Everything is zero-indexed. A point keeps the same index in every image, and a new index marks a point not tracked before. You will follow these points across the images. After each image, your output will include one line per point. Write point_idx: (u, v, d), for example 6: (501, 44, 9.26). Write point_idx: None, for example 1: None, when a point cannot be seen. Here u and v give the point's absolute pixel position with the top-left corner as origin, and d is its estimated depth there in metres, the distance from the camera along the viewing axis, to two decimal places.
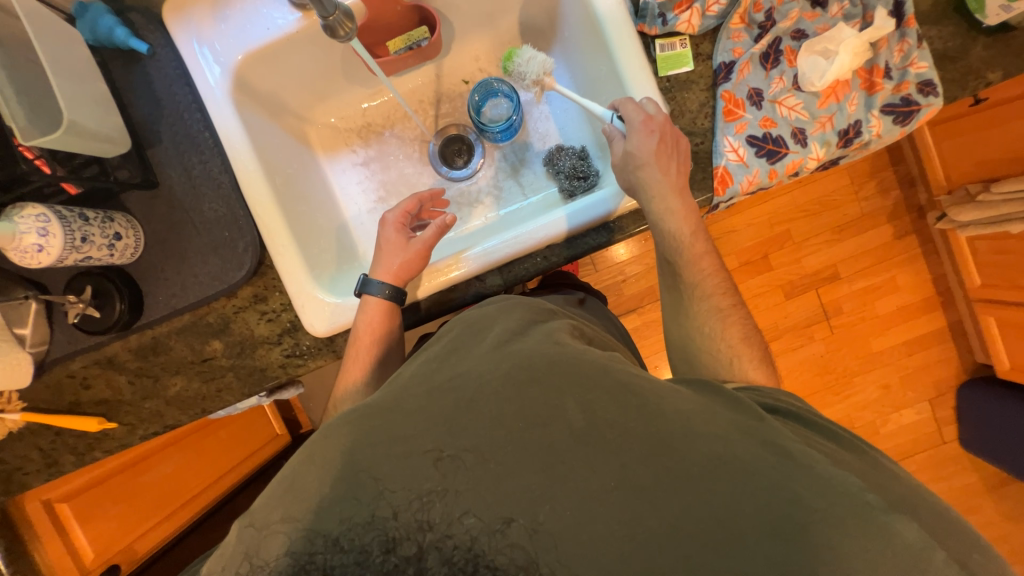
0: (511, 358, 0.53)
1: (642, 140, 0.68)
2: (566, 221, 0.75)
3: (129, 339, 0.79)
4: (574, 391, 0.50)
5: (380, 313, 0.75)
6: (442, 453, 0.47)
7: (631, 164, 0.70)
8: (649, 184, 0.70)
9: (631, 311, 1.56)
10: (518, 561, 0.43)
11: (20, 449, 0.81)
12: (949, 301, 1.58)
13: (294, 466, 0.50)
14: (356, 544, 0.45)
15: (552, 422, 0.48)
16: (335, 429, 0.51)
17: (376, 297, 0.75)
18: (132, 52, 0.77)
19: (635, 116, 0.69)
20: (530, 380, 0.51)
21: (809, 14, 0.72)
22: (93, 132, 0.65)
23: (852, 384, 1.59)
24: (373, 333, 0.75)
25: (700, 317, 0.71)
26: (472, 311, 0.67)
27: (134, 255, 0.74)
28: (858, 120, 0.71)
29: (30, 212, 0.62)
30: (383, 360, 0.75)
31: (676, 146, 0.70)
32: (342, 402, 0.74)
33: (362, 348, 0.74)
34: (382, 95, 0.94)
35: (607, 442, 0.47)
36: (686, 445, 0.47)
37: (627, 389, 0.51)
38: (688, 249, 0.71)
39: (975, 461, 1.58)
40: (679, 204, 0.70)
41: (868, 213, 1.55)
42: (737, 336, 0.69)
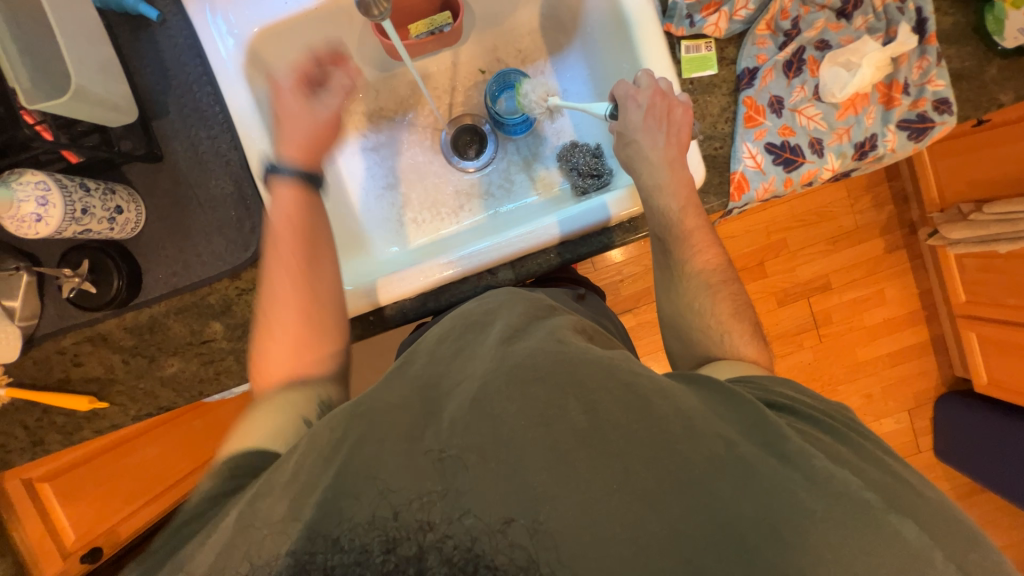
0: (512, 358, 0.53)
1: (631, 115, 0.71)
2: (579, 221, 0.73)
3: (126, 316, 0.76)
4: (574, 391, 0.50)
5: (295, 200, 0.69)
6: (443, 453, 0.47)
7: (623, 141, 0.73)
8: (639, 158, 0.72)
9: (627, 312, 1.57)
10: (518, 561, 0.42)
11: (3, 426, 0.78)
12: (934, 316, 1.62)
13: (298, 455, 0.50)
14: (356, 543, 0.43)
15: (555, 422, 0.47)
16: (343, 422, 0.51)
17: (284, 180, 0.70)
18: (141, 18, 0.73)
19: (624, 92, 0.72)
20: (532, 379, 0.50)
21: (834, 25, 0.73)
22: (99, 99, 0.62)
23: (837, 393, 1.62)
24: (293, 224, 0.68)
25: (690, 293, 0.71)
26: (471, 303, 0.67)
27: (133, 231, 0.72)
28: (875, 134, 0.72)
29: (29, 179, 0.59)
30: (314, 258, 0.69)
31: (670, 115, 0.70)
32: (272, 297, 0.67)
33: (285, 239, 0.68)
34: (397, 79, 0.93)
35: (619, 443, 0.47)
36: (699, 452, 0.47)
37: (628, 387, 0.51)
38: (677, 225, 0.71)
39: (947, 470, 1.64)
40: (667, 177, 0.70)
41: (862, 225, 1.58)
42: (726, 310, 0.70)
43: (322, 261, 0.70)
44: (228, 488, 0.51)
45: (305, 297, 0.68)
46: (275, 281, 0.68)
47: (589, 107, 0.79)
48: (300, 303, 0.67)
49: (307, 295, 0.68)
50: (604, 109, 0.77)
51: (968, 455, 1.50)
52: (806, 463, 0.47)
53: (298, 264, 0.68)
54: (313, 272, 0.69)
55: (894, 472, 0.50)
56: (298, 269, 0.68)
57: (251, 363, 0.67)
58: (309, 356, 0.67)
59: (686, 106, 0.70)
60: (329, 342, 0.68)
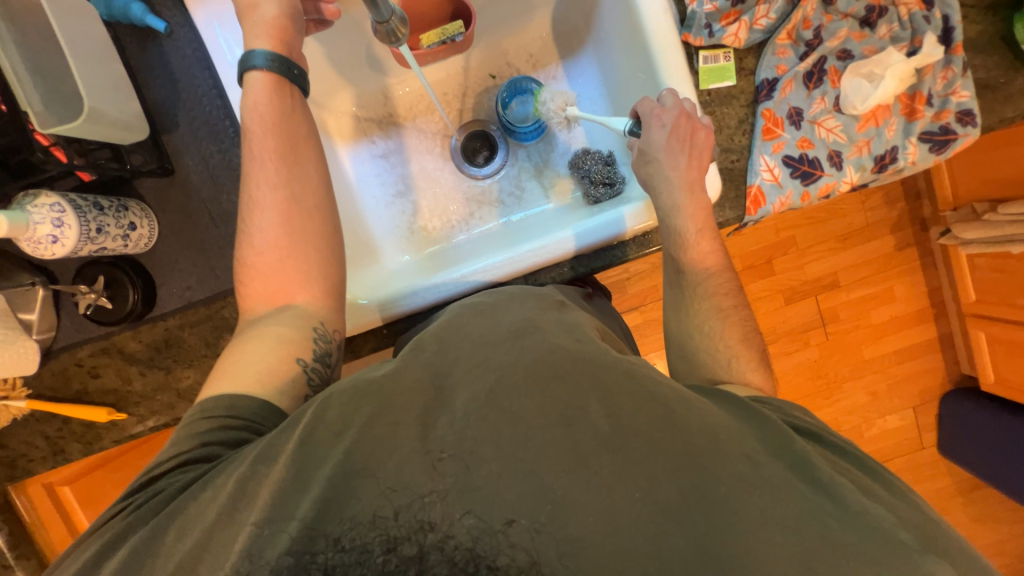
0: (531, 351, 0.52)
1: (654, 134, 0.69)
2: (590, 235, 0.73)
3: (141, 331, 0.77)
4: (598, 392, 0.50)
5: (267, 92, 0.66)
6: (443, 453, 0.46)
7: (643, 160, 0.71)
8: (659, 178, 0.70)
9: (632, 310, 1.56)
10: (519, 562, 0.43)
11: (24, 436, 0.79)
12: (942, 314, 1.61)
13: (305, 424, 0.50)
14: (357, 543, 0.43)
15: (576, 422, 0.48)
16: (354, 399, 0.51)
17: (260, 71, 0.65)
18: (148, 29, 0.72)
19: (648, 111, 0.70)
20: (549, 380, 0.50)
21: (857, 34, 0.71)
22: (113, 120, 0.62)
23: (843, 391, 1.62)
24: (266, 124, 0.65)
25: (702, 315, 0.70)
26: (482, 298, 0.64)
27: (147, 245, 0.72)
28: (895, 146, 0.71)
29: (43, 202, 0.60)
30: (292, 161, 0.66)
31: (693, 138, 0.68)
32: (256, 209, 0.65)
33: (260, 143, 0.65)
34: (408, 84, 0.92)
35: (631, 448, 0.47)
36: (716, 464, 0.47)
37: (654, 397, 0.50)
38: (694, 248, 0.70)
39: (950, 466, 1.63)
40: (686, 199, 0.68)
41: (873, 222, 1.56)
42: (736, 337, 0.68)
43: (300, 162, 0.67)
44: (204, 427, 0.55)
45: (286, 201, 0.65)
46: (255, 188, 0.65)
47: (609, 121, 0.77)
48: (280, 209, 0.65)
49: (287, 198, 0.65)
50: (622, 125, 0.75)
51: (971, 450, 1.50)
52: (837, 492, 0.48)
53: (274, 166, 0.65)
54: (292, 176, 0.66)
55: (903, 497, 0.51)
56: (275, 172, 0.65)
57: (239, 277, 0.66)
58: (294, 263, 0.65)
59: (708, 130, 0.68)
60: (315, 250, 0.66)
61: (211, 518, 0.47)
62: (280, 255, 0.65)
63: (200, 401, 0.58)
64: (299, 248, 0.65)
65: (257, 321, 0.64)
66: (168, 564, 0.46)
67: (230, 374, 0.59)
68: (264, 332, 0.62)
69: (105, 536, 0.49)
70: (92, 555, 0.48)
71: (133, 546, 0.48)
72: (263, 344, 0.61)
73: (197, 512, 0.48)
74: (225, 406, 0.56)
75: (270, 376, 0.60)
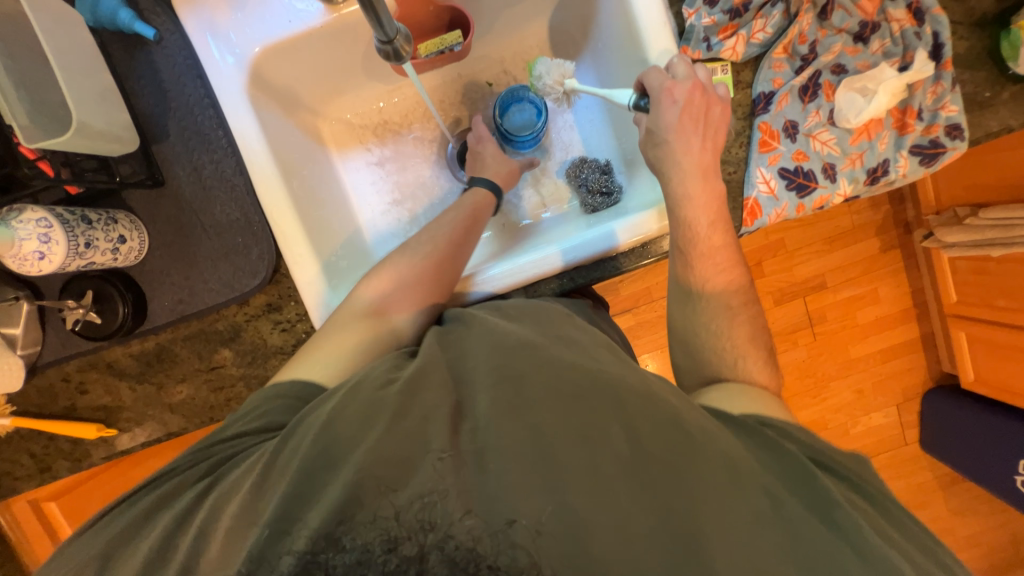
0: (555, 367, 0.51)
1: (665, 113, 0.67)
2: (608, 241, 0.72)
3: (131, 344, 0.74)
4: (620, 415, 0.48)
5: (484, 202, 0.79)
6: (443, 453, 0.44)
7: (652, 141, 0.70)
8: (668, 161, 0.69)
9: (625, 311, 1.51)
10: (519, 562, 0.40)
11: (9, 454, 0.77)
12: (924, 314, 1.62)
13: (331, 410, 0.50)
14: (357, 542, 0.41)
15: (597, 444, 0.46)
16: (383, 392, 0.49)
17: (484, 191, 0.79)
18: (136, 36, 0.70)
19: (658, 84, 0.67)
20: (575, 396, 0.48)
21: (851, 49, 0.73)
22: (102, 132, 0.61)
23: (830, 390, 1.63)
24: (472, 212, 0.76)
25: (709, 313, 0.69)
26: (487, 309, 0.64)
27: (137, 258, 0.70)
28: (887, 159, 0.73)
29: (30, 217, 0.58)
30: (464, 243, 0.73)
31: (707, 115, 0.68)
32: (407, 253, 0.70)
33: (453, 217, 0.75)
34: (403, 91, 0.91)
35: (648, 474, 0.45)
36: (730, 494, 0.46)
37: (675, 424, 0.49)
38: (705, 242, 0.68)
39: (933, 462, 1.65)
40: (698, 188, 0.67)
41: (859, 225, 1.56)
42: (742, 336, 0.68)
43: (465, 248, 0.73)
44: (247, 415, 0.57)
45: (448, 251, 0.71)
46: (423, 244, 0.71)
47: (613, 94, 0.74)
48: (428, 268, 0.69)
49: (438, 264, 0.70)
50: (628, 98, 0.73)
51: (952, 444, 1.52)
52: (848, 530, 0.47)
53: (450, 239, 0.72)
54: (458, 251, 0.72)
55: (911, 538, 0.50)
56: (447, 240, 0.72)
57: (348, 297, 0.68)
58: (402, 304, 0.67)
59: (724, 105, 0.68)
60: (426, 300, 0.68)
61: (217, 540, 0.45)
62: (406, 282, 0.68)
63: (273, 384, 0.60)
64: (429, 283, 0.69)
65: (342, 327, 0.64)
66: (171, 567, 0.45)
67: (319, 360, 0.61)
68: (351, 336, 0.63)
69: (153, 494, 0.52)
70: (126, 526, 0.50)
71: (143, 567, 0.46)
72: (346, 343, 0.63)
73: (226, 492, 0.49)
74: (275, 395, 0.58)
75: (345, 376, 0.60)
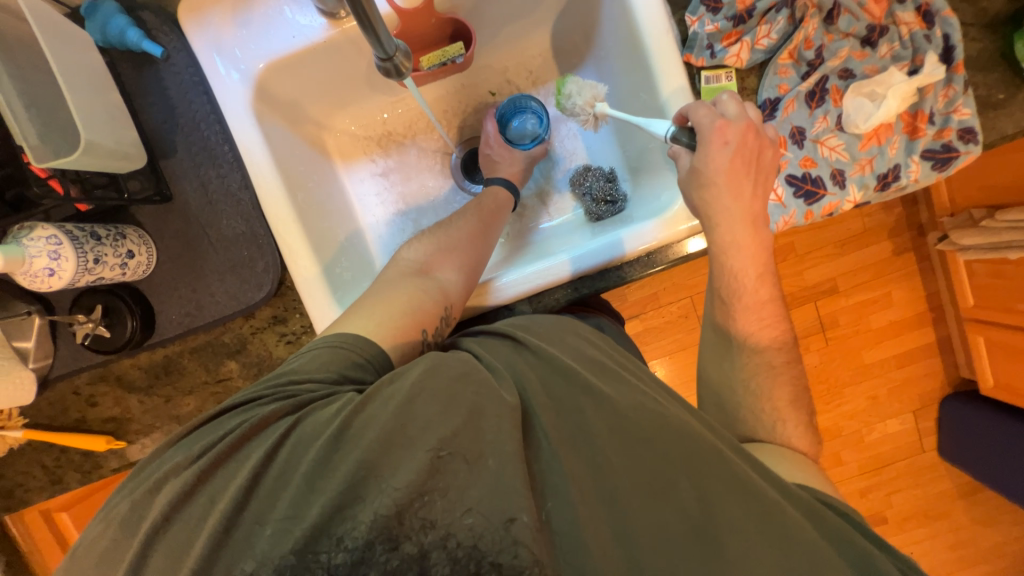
0: (623, 408, 0.49)
1: (718, 154, 0.64)
2: (626, 240, 0.72)
3: (139, 357, 0.75)
4: (688, 466, 0.47)
5: (501, 199, 0.82)
6: (441, 452, 0.43)
7: (698, 182, 0.66)
8: (716, 206, 0.66)
9: (633, 318, 1.49)
10: (521, 561, 0.39)
11: (20, 465, 0.78)
12: (940, 318, 1.58)
13: (415, 381, 0.47)
14: (359, 542, 0.40)
15: (662, 495, 0.45)
16: (449, 382, 0.47)
17: (503, 191, 0.82)
18: (144, 55, 0.72)
19: (710, 122, 0.63)
20: (641, 441, 0.47)
21: (858, 53, 0.71)
22: (109, 150, 0.62)
23: (843, 397, 1.59)
24: (498, 205, 0.81)
25: (749, 370, 0.70)
26: (523, 318, 0.62)
27: (145, 272, 0.71)
28: (898, 164, 0.72)
29: (40, 234, 0.59)
30: (488, 233, 0.77)
31: (761, 158, 0.66)
32: (442, 236, 0.73)
33: (477, 208, 0.79)
34: (406, 103, 0.91)
35: (709, 528, 0.44)
36: (797, 552, 0.44)
37: (747, 485, 0.47)
38: (751, 295, 0.69)
39: (952, 470, 1.60)
40: (746, 235, 0.67)
41: (871, 228, 1.53)
42: (784, 399, 0.69)
43: (489, 242, 0.76)
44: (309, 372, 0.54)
45: (478, 230, 0.76)
46: (454, 231, 0.74)
47: (650, 125, 0.70)
48: (463, 257, 0.72)
49: (469, 249, 0.73)
50: (666, 130, 0.68)
51: (972, 451, 1.47)
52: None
53: (479, 229, 0.76)
54: (486, 242, 0.76)
55: None
56: (476, 230, 0.75)
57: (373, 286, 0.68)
58: (428, 286, 0.67)
59: (773, 145, 0.66)
60: (460, 282, 0.70)
61: (198, 543, 0.42)
62: (446, 247, 0.72)
63: (325, 345, 0.57)
64: (467, 251, 0.73)
65: (370, 304, 0.63)
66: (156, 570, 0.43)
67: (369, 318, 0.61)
68: (391, 304, 0.63)
69: (217, 434, 0.49)
70: (109, 513, 0.48)
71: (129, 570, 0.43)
72: (389, 312, 0.62)
73: (295, 456, 0.45)
74: (341, 354, 0.57)
75: (389, 329, 0.61)
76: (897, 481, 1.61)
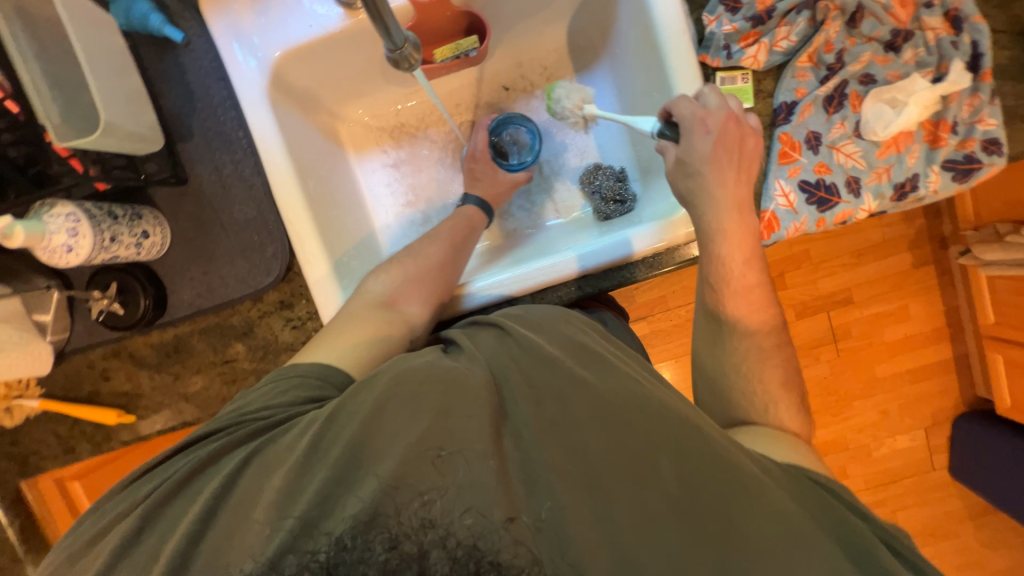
0: (606, 389, 0.49)
1: (699, 143, 0.65)
2: (606, 255, 0.72)
3: (151, 335, 0.78)
4: (670, 450, 0.46)
5: (470, 220, 0.82)
6: (441, 451, 0.43)
7: (685, 172, 0.67)
8: (703, 194, 0.66)
9: (640, 319, 1.48)
10: (522, 559, 0.40)
11: (36, 434, 0.81)
12: (958, 334, 1.54)
13: (371, 404, 0.47)
14: (359, 542, 0.40)
15: (645, 480, 0.45)
16: (423, 379, 0.48)
17: (472, 208, 0.83)
18: (166, 40, 0.73)
19: (691, 114, 0.65)
20: (623, 425, 0.47)
21: (881, 58, 0.69)
22: (128, 132, 0.64)
23: (852, 409, 1.56)
24: (470, 225, 0.81)
25: (741, 355, 0.69)
26: (517, 307, 0.61)
27: (160, 252, 0.73)
28: (916, 174, 0.71)
29: (60, 213, 0.62)
30: (459, 250, 0.78)
31: (742, 145, 0.66)
32: (408, 259, 0.74)
33: (449, 227, 0.80)
34: (419, 95, 0.92)
35: (693, 515, 0.44)
36: (781, 540, 0.44)
37: (729, 468, 0.47)
38: (738, 279, 0.68)
39: (963, 490, 1.56)
40: (733, 222, 0.66)
41: (889, 239, 1.49)
42: (777, 381, 0.68)
43: (460, 261, 0.77)
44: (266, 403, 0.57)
45: (450, 252, 0.76)
46: (423, 252, 0.75)
47: (635, 121, 0.72)
48: (430, 276, 0.73)
49: (438, 268, 0.74)
50: (651, 126, 0.71)
51: (984, 472, 1.44)
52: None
53: (447, 249, 0.77)
54: (457, 261, 0.76)
55: None
56: (444, 249, 0.76)
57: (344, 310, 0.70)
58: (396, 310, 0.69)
59: (756, 135, 0.66)
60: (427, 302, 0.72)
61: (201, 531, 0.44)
62: (413, 273, 0.73)
63: (284, 376, 0.60)
64: (436, 280, 0.73)
65: (337, 335, 0.66)
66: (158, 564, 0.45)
67: (333, 348, 0.64)
68: (358, 331, 0.66)
69: (187, 465, 0.52)
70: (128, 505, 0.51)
71: (146, 560, 0.46)
72: (354, 337, 0.65)
73: (249, 488, 0.47)
74: (300, 384, 0.59)
75: (355, 359, 0.64)
76: (904, 498, 1.57)
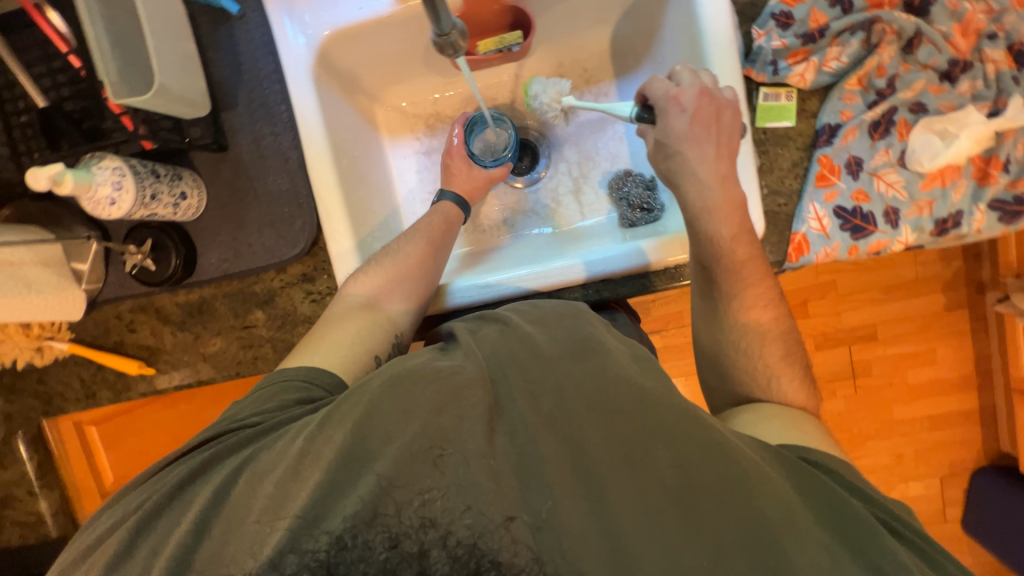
0: (601, 374, 0.49)
1: (674, 121, 0.66)
2: (602, 269, 0.71)
3: (178, 293, 0.80)
4: (665, 435, 0.46)
5: (445, 216, 0.81)
6: (443, 450, 0.43)
7: (665, 152, 0.68)
8: (686, 173, 0.67)
9: (654, 332, 1.46)
10: (522, 558, 0.40)
11: (62, 376, 0.85)
12: (986, 384, 1.47)
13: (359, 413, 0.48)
14: (359, 540, 0.41)
15: (640, 466, 0.44)
16: (411, 380, 0.48)
17: (449, 202, 0.83)
18: (222, 11, 0.76)
19: (663, 93, 0.66)
20: (618, 412, 0.47)
21: (935, 87, 0.68)
22: (177, 96, 0.66)
23: (865, 449, 1.51)
24: (446, 221, 0.81)
25: (739, 333, 0.69)
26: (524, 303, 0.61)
27: (195, 214, 0.76)
28: (961, 211, 0.68)
29: (108, 165, 0.64)
30: (438, 246, 0.78)
31: (719, 120, 0.65)
32: (385, 257, 0.75)
33: (426, 223, 0.80)
34: (457, 86, 0.92)
35: (690, 506, 0.43)
36: (780, 534, 0.43)
37: (725, 453, 0.46)
38: (731, 258, 0.66)
39: (975, 546, 1.50)
40: (716, 197, 0.65)
41: (923, 277, 1.43)
42: (776, 354, 0.68)
43: (438, 260, 0.77)
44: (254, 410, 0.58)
45: (428, 248, 0.77)
46: (399, 250, 0.76)
47: (614, 107, 0.72)
48: (409, 275, 0.74)
49: (416, 266, 0.75)
50: (628, 110, 0.70)
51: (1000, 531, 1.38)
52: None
53: (425, 246, 0.77)
54: (436, 259, 0.77)
55: None
56: (422, 248, 0.76)
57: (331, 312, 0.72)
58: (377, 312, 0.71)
59: (734, 108, 0.64)
60: (408, 301, 0.74)
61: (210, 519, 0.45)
62: (392, 274, 0.73)
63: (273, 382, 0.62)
64: (418, 278, 0.75)
65: (323, 338, 0.69)
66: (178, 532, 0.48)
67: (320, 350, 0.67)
68: (346, 333, 0.69)
69: (179, 475, 0.52)
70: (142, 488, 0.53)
71: (160, 538, 0.49)
72: (339, 340, 0.68)
73: (244, 494, 0.48)
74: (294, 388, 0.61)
75: (341, 360, 0.67)
76: None
